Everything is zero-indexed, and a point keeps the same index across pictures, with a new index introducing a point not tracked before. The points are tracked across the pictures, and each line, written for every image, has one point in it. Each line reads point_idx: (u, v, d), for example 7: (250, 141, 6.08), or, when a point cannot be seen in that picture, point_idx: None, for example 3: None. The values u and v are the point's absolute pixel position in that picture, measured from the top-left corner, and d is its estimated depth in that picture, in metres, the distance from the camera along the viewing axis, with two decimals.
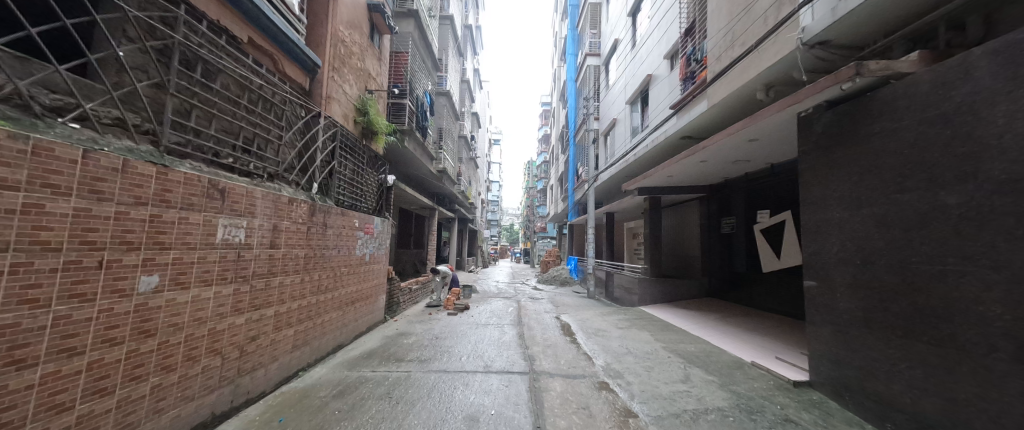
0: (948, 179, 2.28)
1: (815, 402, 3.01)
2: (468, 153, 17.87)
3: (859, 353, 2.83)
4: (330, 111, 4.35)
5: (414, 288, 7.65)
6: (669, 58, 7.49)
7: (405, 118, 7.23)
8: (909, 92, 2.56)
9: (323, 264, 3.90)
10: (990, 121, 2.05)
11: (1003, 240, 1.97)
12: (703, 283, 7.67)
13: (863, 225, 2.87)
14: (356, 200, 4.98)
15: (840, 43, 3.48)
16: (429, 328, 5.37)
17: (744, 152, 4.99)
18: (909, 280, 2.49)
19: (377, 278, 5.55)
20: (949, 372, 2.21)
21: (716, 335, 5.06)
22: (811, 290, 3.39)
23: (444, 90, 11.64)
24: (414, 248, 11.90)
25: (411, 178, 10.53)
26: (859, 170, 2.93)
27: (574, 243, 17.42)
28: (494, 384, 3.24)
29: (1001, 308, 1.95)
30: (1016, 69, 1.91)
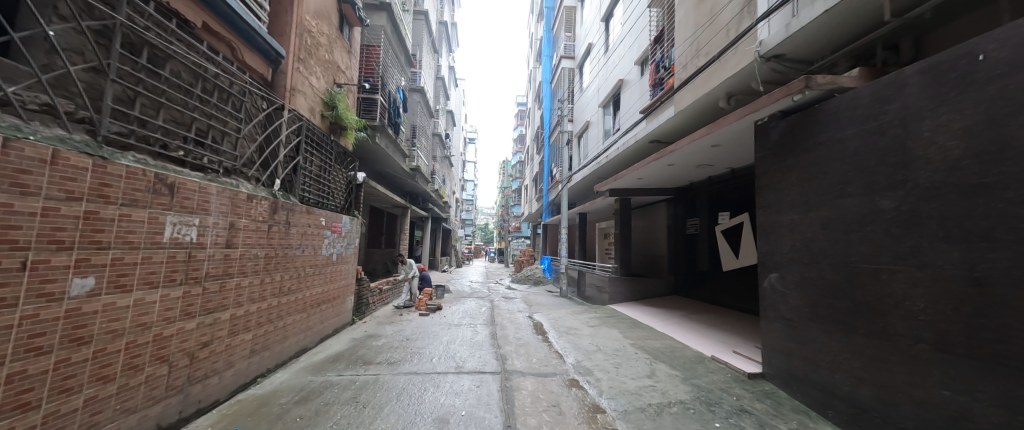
0: (882, 186, 2.48)
1: (767, 392, 3.22)
2: (442, 152, 17.58)
3: (806, 346, 3.03)
4: (295, 105, 4.15)
5: (385, 289, 7.50)
6: (639, 64, 7.67)
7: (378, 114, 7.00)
8: (852, 102, 2.73)
9: (285, 264, 3.74)
10: (920, 132, 2.24)
11: (928, 242, 2.17)
12: (670, 281, 7.95)
13: (811, 227, 3.07)
14: (323, 198, 4.80)
15: (793, 57, 3.65)
16: (400, 330, 5.29)
17: (708, 157, 5.17)
18: (848, 278, 2.69)
19: (345, 279, 5.39)
20: (881, 362, 2.41)
21: (681, 331, 5.27)
22: (764, 288, 3.59)
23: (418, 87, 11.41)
24: (384, 247, 11.61)
25: (382, 175, 10.24)
26: (808, 175, 3.12)
27: (548, 243, 17.66)
28: (465, 385, 3.23)
29: (925, 303, 2.16)
30: (948, 86, 2.09)
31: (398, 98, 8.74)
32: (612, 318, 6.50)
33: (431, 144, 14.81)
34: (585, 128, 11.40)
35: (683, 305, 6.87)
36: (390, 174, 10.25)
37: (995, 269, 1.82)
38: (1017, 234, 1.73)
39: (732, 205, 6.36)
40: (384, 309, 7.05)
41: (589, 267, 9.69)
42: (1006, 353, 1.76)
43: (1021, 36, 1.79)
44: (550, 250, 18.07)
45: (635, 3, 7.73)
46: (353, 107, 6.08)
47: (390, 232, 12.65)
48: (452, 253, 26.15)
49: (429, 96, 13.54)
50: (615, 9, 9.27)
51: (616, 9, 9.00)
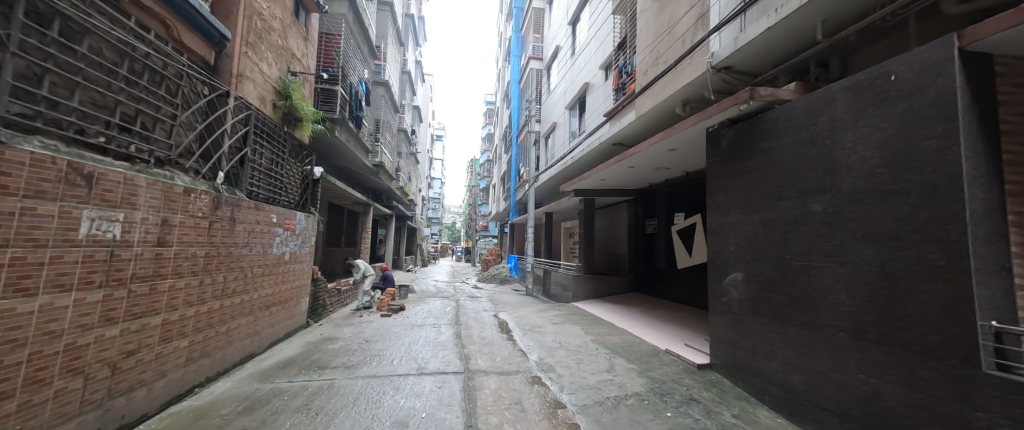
0: (812, 190, 2.74)
1: (714, 381, 3.46)
2: (407, 148, 17.06)
3: (747, 337, 3.28)
4: (242, 92, 3.85)
5: (343, 290, 7.17)
6: (603, 68, 7.92)
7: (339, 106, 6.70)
8: (788, 114, 3.00)
9: (230, 264, 3.46)
10: (844, 143, 2.50)
11: (849, 241, 2.44)
12: (630, 278, 8.30)
13: (753, 228, 3.33)
14: (274, 193, 4.50)
15: (740, 69, 3.92)
16: (359, 332, 5.08)
17: (666, 161, 5.44)
18: (784, 274, 2.95)
19: (299, 279, 5.08)
20: (809, 350, 2.66)
21: (638, 326, 5.51)
22: (712, 284, 3.84)
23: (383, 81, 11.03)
24: (343, 246, 11.06)
25: (342, 171, 9.77)
26: (751, 180, 3.38)
27: (515, 243, 17.83)
28: (427, 386, 3.17)
29: (846, 296, 2.42)
30: (867, 103, 2.36)
31: (360, 91, 8.40)
32: (575, 315, 6.67)
33: (396, 140, 14.34)
34: (552, 129, 11.60)
35: (642, 301, 7.18)
36: (352, 170, 9.81)
37: (901, 265, 2.10)
38: (920, 235, 2.01)
39: (686, 207, 6.74)
40: (342, 311, 6.74)
41: (555, 266, 9.86)
42: (909, 337, 2.04)
43: (924, 62, 2.06)
44: (517, 249, 18.16)
45: (600, 9, 7.97)
46: (311, 97, 5.76)
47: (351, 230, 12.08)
48: (417, 252, 25.50)
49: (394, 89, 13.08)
50: (582, 13, 9.51)
51: (583, 14, 9.24)
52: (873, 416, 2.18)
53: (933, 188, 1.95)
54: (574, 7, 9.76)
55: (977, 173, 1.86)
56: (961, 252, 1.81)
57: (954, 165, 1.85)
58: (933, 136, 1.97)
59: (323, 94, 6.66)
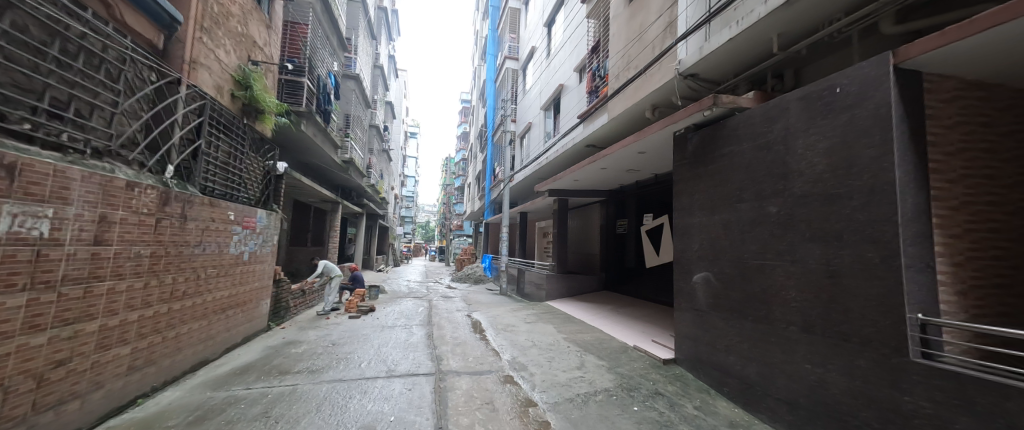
0: (767, 194, 2.92)
1: (678, 375, 3.61)
2: (379, 144, 16.59)
3: (708, 332, 3.45)
4: (196, 80, 3.60)
5: (308, 291, 6.86)
6: (577, 71, 8.07)
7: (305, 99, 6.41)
8: (747, 121, 3.18)
9: (180, 265, 3.22)
10: (796, 149, 2.68)
11: (799, 241, 2.62)
12: (602, 277, 8.52)
13: (715, 228, 3.50)
14: (232, 189, 4.23)
15: (705, 77, 4.10)
16: (324, 335, 4.89)
17: (637, 163, 5.61)
18: (741, 272, 3.12)
19: (259, 280, 4.81)
20: (762, 343, 2.83)
21: (608, 324, 5.66)
22: (677, 281, 4.00)
23: (354, 74, 10.66)
24: (309, 246, 10.58)
25: (308, 166, 9.35)
26: (713, 183, 3.55)
27: (490, 242, 17.84)
28: (396, 389, 3.09)
29: (796, 292, 2.60)
30: (817, 113, 2.54)
31: (328, 83, 8.08)
32: (549, 314, 6.75)
33: (367, 136, 13.87)
34: (527, 129, 11.68)
35: (613, 298, 7.38)
36: (319, 166, 9.41)
37: (844, 264, 2.28)
38: (861, 235, 2.19)
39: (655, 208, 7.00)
40: (306, 313, 6.45)
41: (530, 265, 9.95)
42: (849, 330, 2.21)
43: (864, 76, 2.24)
44: (492, 248, 18.17)
45: (575, 12, 8.10)
46: (273, 88, 5.47)
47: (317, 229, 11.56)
48: (389, 251, 24.82)
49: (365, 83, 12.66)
50: (557, 15, 9.63)
51: (558, 17, 9.37)
52: (818, 403, 2.35)
53: (871, 193, 2.13)
54: (550, 9, 9.87)
55: (909, 180, 2.04)
56: (894, 251, 1.99)
57: (890, 171, 2.02)
58: (872, 145, 2.15)
59: (287, 85, 6.35)
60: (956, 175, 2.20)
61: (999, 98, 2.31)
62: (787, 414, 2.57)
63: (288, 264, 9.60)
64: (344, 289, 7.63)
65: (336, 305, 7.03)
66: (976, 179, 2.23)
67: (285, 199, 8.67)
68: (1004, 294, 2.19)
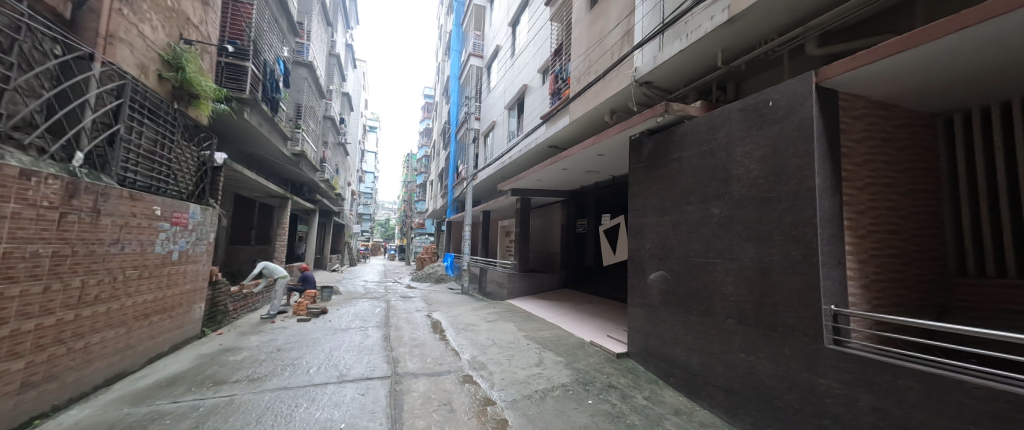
0: (711, 197, 3.14)
1: (630, 368, 3.80)
2: (334, 137, 15.70)
3: (657, 327, 3.66)
4: (113, 57, 3.19)
5: (250, 293, 6.33)
6: (541, 72, 8.19)
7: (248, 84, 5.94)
8: (694, 128, 3.40)
9: (89, 265, 2.82)
10: (736, 157, 2.92)
11: (737, 240, 2.85)
12: (563, 275, 8.74)
13: (665, 228, 3.70)
14: (157, 181, 3.78)
15: (658, 85, 4.32)
16: (268, 340, 4.55)
17: (597, 165, 5.81)
18: (687, 269, 3.34)
19: (192, 283, 4.36)
20: (704, 334, 3.05)
21: (566, 321, 5.80)
22: (631, 279, 4.19)
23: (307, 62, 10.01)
24: (251, 244, 9.75)
25: (253, 158, 8.63)
26: (664, 185, 3.76)
27: (452, 240, 17.63)
28: (348, 394, 2.95)
29: (733, 287, 2.83)
30: (754, 124, 2.78)
31: (276, 69, 7.53)
32: (510, 312, 6.79)
33: (320, 128, 13.03)
34: (491, 127, 11.67)
35: (573, 296, 7.60)
36: (265, 158, 8.72)
37: (773, 261, 2.52)
38: (788, 235, 2.43)
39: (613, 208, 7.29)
40: (247, 318, 5.94)
41: (492, 264, 9.96)
42: (776, 321, 2.45)
43: (792, 92, 2.49)
44: (455, 246, 17.96)
45: (539, 14, 8.21)
46: (210, 71, 4.99)
47: (261, 226, 10.66)
48: (344, 250, 23.57)
49: (319, 71, 11.87)
50: (521, 16, 9.71)
51: (523, 17, 9.46)
52: (750, 388, 2.58)
53: (796, 197, 2.38)
54: (515, 9, 9.91)
55: (826, 186, 2.31)
56: (814, 250, 2.24)
57: (811, 179, 2.28)
58: (797, 154, 2.40)
59: (227, 69, 5.83)
60: (863, 183, 2.50)
61: (896, 117, 2.67)
62: (723, 400, 2.80)
63: (226, 264, 8.77)
64: (292, 291, 7.14)
65: (282, 308, 6.56)
66: (877, 187, 2.56)
67: (225, 193, 7.93)
68: (897, 286, 2.53)
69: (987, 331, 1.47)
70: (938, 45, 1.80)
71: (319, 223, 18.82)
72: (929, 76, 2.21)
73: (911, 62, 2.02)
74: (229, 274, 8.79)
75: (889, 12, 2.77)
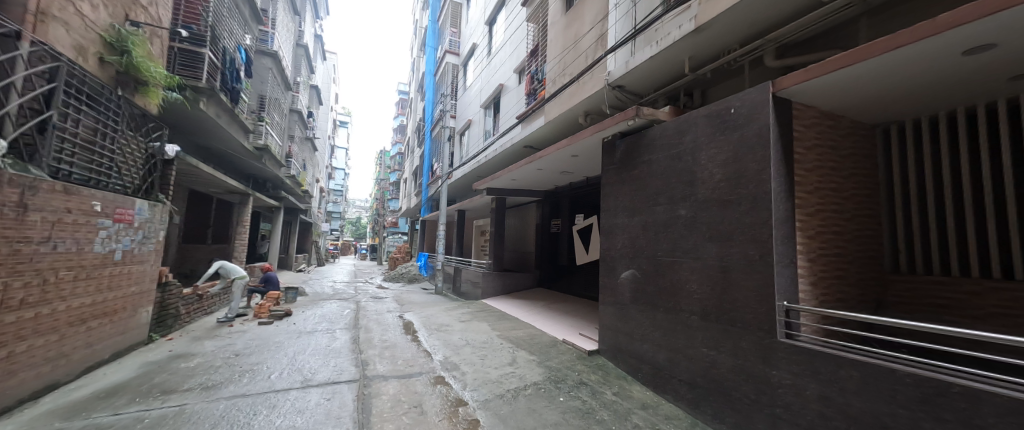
0: (678, 198, 3.27)
1: (600, 365, 3.89)
2: (301, 132, 14.99)
3: (627, 324, 3.77)
4: (46, 37, 2.88)
5: (205, 296, 5.93)
6: (517, 72, 8.22)
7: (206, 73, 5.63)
8: (663, 132, 3.53)
9: (13, 266, 2.51)
10: (701, 160, 3.06)
11: (701, 240, 2.98)
12: (537, 274, 8.82)
13: (635, 228, 3.82)
14: (97, 174, 3.46)
15: (630, 89, 4.44)
16: (225, 345, 4.29)
17: (571, 166, 5.90)
18: (655, 268, 3.46)
19: (137, 285, 4.03)
20: (670, 331, 3.18)
21: (539, 320, 5.86)
22: (603, 277, 4.29)
23: (271, 51, 9.56)
24: (204, 243, 9.10)
25: (209, 151, 8.08)
26: (635, 187, 3.88)
27: (426, 239, 17.34)
28: (312, 400, 2.84)
29: (697, 285, 2.97)
30: (718, 130, 2.92)
31: (237, 58, 7.14)
32: (483, 312, 6.76)
33: (286, 121, 12.43)
34: (467, 125, 11.59)
35: (547, 295, 7.69)
36: (224, 151, 8.22)
37: (733, 260, 2.66)
38: (747, 235, 2.57)
39: (586, 208, 7.43)
40: (202, 322, 5.57)
41: (466, 263, 9.88)
42: (735, 316, 2.59)
43: (751, 100, 2.64)
44: (428, 246, 17.68)
45: (515, 14, 8.24)
46: (161, 57, 4.65)
47: (218, 224, 10.00)
48: (311, 250, 22.53)
49: (285, 62, 11.31)
50: (498, 15, 9.72)
51: (499, 16, 9.46)
52: (710, 381, 2.71)
53: (754, 200, 2.52)
54: (491, 7, 9.90)
55: (781, 190, 2.46)
56: (770, 249, 2.38)
57: (768, 182, 2.42)
58: (756, 160, 2.55)
59: (181, 55, 5.47)
60: (813, 187, 2.69)
61: (842, 126, 2.89)
62: (686, 393, 2.92)
63: (178, 265, 8.14)
64: (253, 293, 6.76)
65: (241, 311, 6.20)
66: (825, 191, 2.76)
67: (177, 189, 7.39)
68: (841, 283, 2.74)
69: (917, 323, 1.61)
70: (878, 61, 1.97)
71: (285, 222, 17.91)
72: (871, 90, 2.40)
73: (857, 75, 2.18)
74: (182, 275, 8.19)
75: (836, 28, 3.00)
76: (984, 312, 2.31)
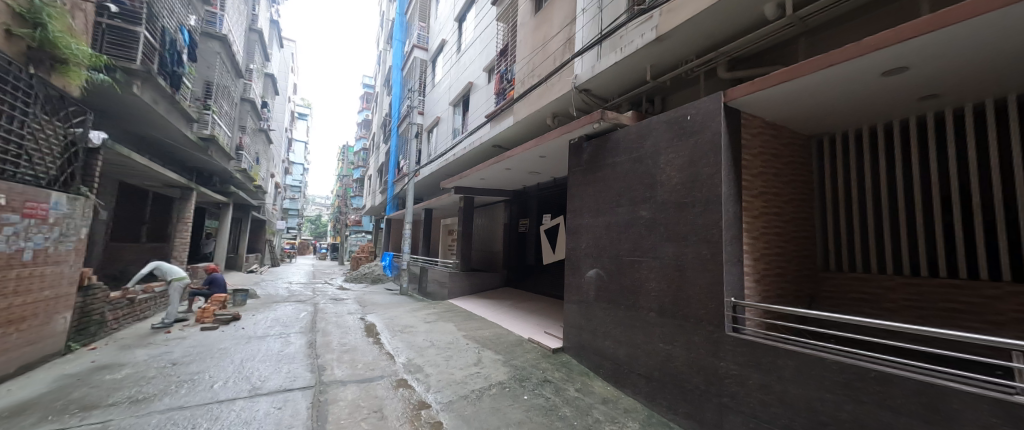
0: (639, 200, 3.41)
1: (563, 362, 3.98)
2: (253, 122, 13.99)
3: (590, 322, 3.87)
4: None
5: (136, 300, 5.36)
6: (487, 71, 8.22)
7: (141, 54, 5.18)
8: (626, 136, 3.66)
9: None
10: (660, 164, 3.21)
11: (659, 240, 3.13)
12: (504, 274, 8.85)
13: (599, 228, 3.93)
14: (1, 163, 3.03)
15: (595, 93, 4.57)
16: (160, 354, 3.92)
17: (540, 166, 5.97)
18: (617, 267, 3.59)
19: (52, 289, 3.57)
20: (630, 327, 3.31)
21: (506, 319, 5.87)
22: (568, 276, 4.38)
23: (220, 35, 8.88)
24: (134, 241, 8.22)
25: (141, 139, 7.31)
26: (599, 188, 3.99)
27: (391, 239, 16.86)
28: (261, 409, 2.66)
29: (655, 283, 3.11)
30: (676, 135, 3.07)
31: (179, 39, 6.56)
32: (449, 312, 6.68)
33: (236, 111, 11.53)
34: (434, 122, 11.41)
35: (514, 294, 7.72)
36: (161, 141, 7.49)
37: (688, 259, 2.82)
38: (700, 236, 2.73)
39: (552, 209, 7.50)
40: (133, 328, 5.04)
41: (432, 263, 9.70)
42: (688, 312, 2.73)
43: (705, 109, 2.81)
44: (393, 246, 17.21)
45: (484, 12, 8.25)
46: (84, 33, 4.16)
47: (153, 220, 9.09)
48: (263, 249, 21.00)
49: (236, 46, 10.48)
50: (467, 13, 9.67)
51: (469, 13, 9.42)
52: (666, 374, 2.85)
53: (707, 203, 2.68)
54: (461, 4, 9.80)
55: (730, 193, 2.64)
56: (720, 249, 2.55)
57: (720, 186, 2.59)
58: (709, 164, 2.71)
59: (110, 33, 4.94)
60: (758, 191, 2.91)
61: (783, 136, 3.15)
62: (644, 386, 3.05)
63: (104, 267, 7.29)
64: (195, 296, 6.21)
65: (180, 316, 5.68)
66: (768, 195, 2.99)
67: (102, 179, 6.63)
68: (781, 280, 2.98)
69: (843, 316, 1.78)
70: (815, 77, 2.16)
71: (234, 219, 16.57)
72: (808, 104, 2.64)
73: (798, 89, 2.37)
74: (107, 277, 7.35)
75: (780, 46, 3.27)
76: (897, 305, 2.61)
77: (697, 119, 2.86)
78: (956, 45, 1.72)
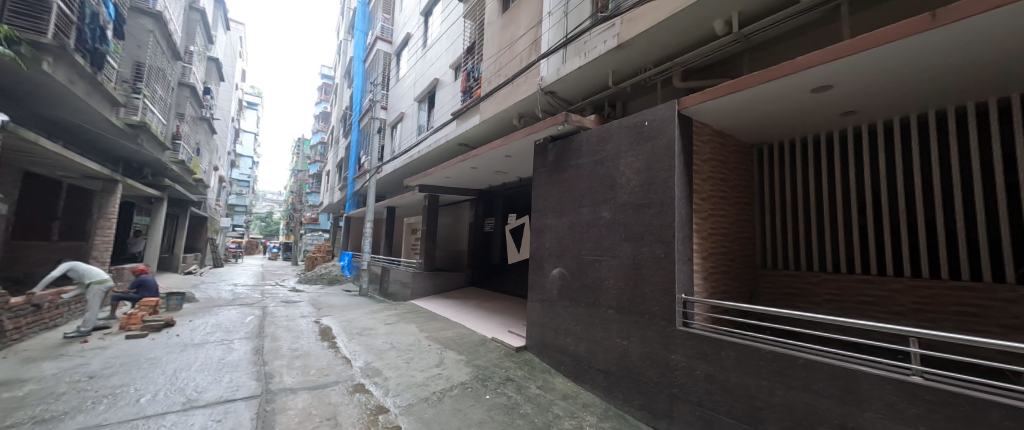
0: (601, 201, 3.52)
1: (526, 360, 4.03)
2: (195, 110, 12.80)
3: (552, 320, 3.95)
4: None
5: (44, 307, 4.72)
6: (453, 68, 8.12)
7: (54, 27, 4.55)
8: (589, 139, 3.77)
9: None
10: (620, 167, 3.33)
11: (618, 240, 3.25)
12: (468, 274, 8.76)
13: (563, 228, 4.02)
14: None
15: (561, 96, 4.67)
16: (75, 367, 3.48)
17: (507, 166, 6.00)
18: (579, 266, 3.68)
19: None
20: (590, 324, 3.42)
21: (469, 319, 5.83)
22: (532, 275, 4.43)
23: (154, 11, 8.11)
24: (42, 240, 7.19)
25: (51, 122, 6.41)
26: (563, 189, 4.08)
27: (351, 238, 16.15)
28: (196, 424, 2.44)
29: (613, 281, 3.23)
30: (635, 140, 3.21)
31: (103, 12, 5.85)
32: (412, 313, 6.52)
33: (174, 96, 10.47)
34: (399, 118, 11.08)
35: (479, 294, 7.68)
36: (79, 126, 6.63)
37: (643, 258, 2.96)
38: (655, 236, 2.88)
39: (518, 208, 7.52)
40: (39, 339, 4.43)
41: (394, 263, 9.40)
42: (643, 308, 2.87)
43: (661, 115, 2.96)
44: (353, 246, 16.49)
45: (451, 8, 8.16)
46: None
47: (67, 216, 8.01)
48: (202, 249, 19.17)
49: (173, 25, 9.50)
50: (433, 8, 9.50)
51: (435, 8, 9.25)
52: (622, 369, 2.97)
53: (662, 205, 2.83)
54: None
55: (682, 196, 2.81)
56: (672, 248, 2.70)
57: (674, 189, 2.74)
58: (664, 168, 2.86)
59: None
60: (706, 195, 3.11)
61: (729, 144, 3.39)
62: (602, 381, 3.16)
63: None
64: (120, 301, 5.57)
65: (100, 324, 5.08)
66: (715, 199, 3.20)
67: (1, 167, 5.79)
68: (725, 278, 3.21)
69: (775, 310, 1.95)
70: (756, 91, 2.34)
71: (170, 215, 15.03)
72: (750, 115, 2.86)
73: (741, 101, 2.57)
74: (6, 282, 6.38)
75: (726, 61, 3.53)
76: (822, 299, 2.91)
77: (654, 125, 3.01)
78: (869, 68, 1.94)
